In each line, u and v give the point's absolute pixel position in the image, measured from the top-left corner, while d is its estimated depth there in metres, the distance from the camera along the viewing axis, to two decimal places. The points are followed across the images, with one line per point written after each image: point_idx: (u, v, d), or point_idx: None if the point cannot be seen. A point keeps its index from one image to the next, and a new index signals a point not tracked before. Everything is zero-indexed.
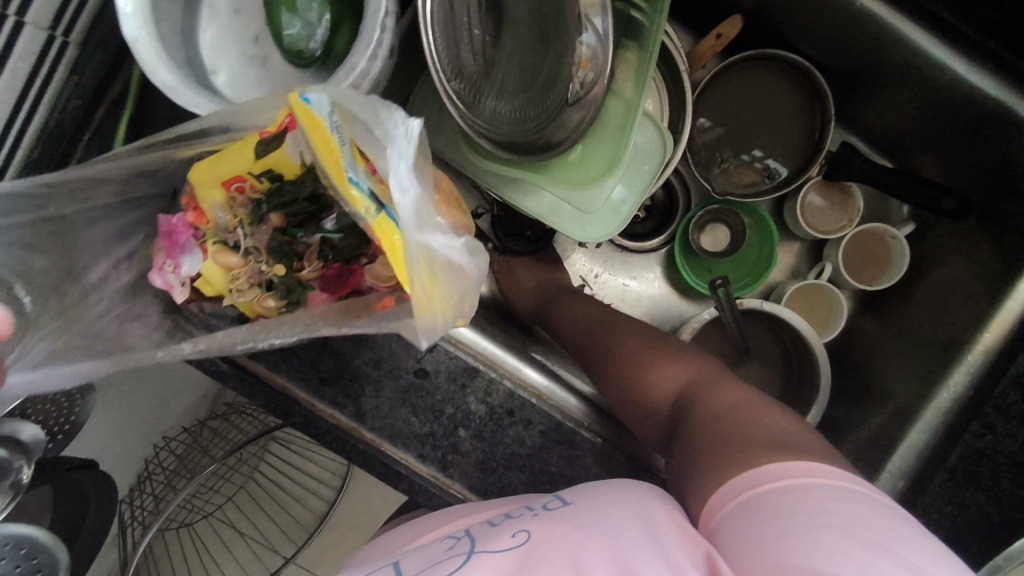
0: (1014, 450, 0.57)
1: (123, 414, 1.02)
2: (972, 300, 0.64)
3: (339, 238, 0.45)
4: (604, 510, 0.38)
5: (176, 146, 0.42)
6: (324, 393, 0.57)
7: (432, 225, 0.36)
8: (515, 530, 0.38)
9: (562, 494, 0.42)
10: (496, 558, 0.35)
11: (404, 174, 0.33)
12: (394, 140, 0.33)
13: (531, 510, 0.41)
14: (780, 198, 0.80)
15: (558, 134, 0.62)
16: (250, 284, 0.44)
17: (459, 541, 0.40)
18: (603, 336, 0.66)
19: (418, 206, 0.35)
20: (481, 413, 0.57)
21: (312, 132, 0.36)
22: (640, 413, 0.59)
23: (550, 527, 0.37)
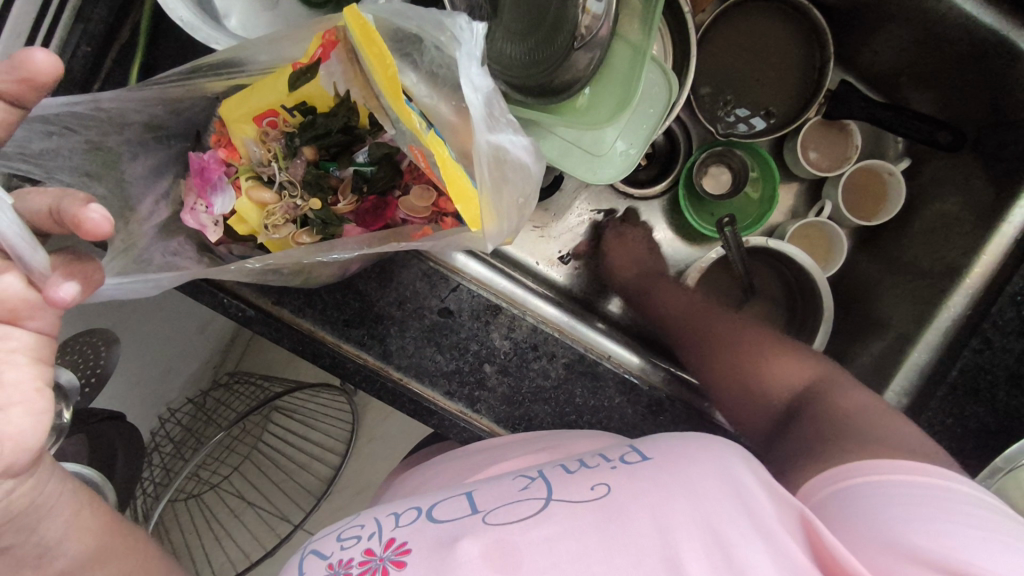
0: (1010, 363, 0.60)
1: (131, 381, 1.02)
2: (967, 228, 0.67)
3: (373, 171, 0.47)
4: (685, 467, 0.39)
5: (213, 76, 0.42)
6: (351, 334, 0.58)
7: (504, 123, 0.38)
8: (595, 481, 0.40)
9: (640, 446, 0.44)
10: (577, 508, 0.38)
11: (476, 72, 0.35)
12: (463, 40, 0.35)
13: (608, 462, 0.42)
14: (780, 140, 0.81)
15: (567, 76, 0.64)
16: (285, 220, 0.46)
17: (534, 480, 0.42)
18: (702, 333, 0.70)
19: (488, 102, 0.36)
20: (506, 349, 0.59)
21: (366, 50, 0.36)
22: (744, 395, 0.63)
23: (632, 484, 0.39)
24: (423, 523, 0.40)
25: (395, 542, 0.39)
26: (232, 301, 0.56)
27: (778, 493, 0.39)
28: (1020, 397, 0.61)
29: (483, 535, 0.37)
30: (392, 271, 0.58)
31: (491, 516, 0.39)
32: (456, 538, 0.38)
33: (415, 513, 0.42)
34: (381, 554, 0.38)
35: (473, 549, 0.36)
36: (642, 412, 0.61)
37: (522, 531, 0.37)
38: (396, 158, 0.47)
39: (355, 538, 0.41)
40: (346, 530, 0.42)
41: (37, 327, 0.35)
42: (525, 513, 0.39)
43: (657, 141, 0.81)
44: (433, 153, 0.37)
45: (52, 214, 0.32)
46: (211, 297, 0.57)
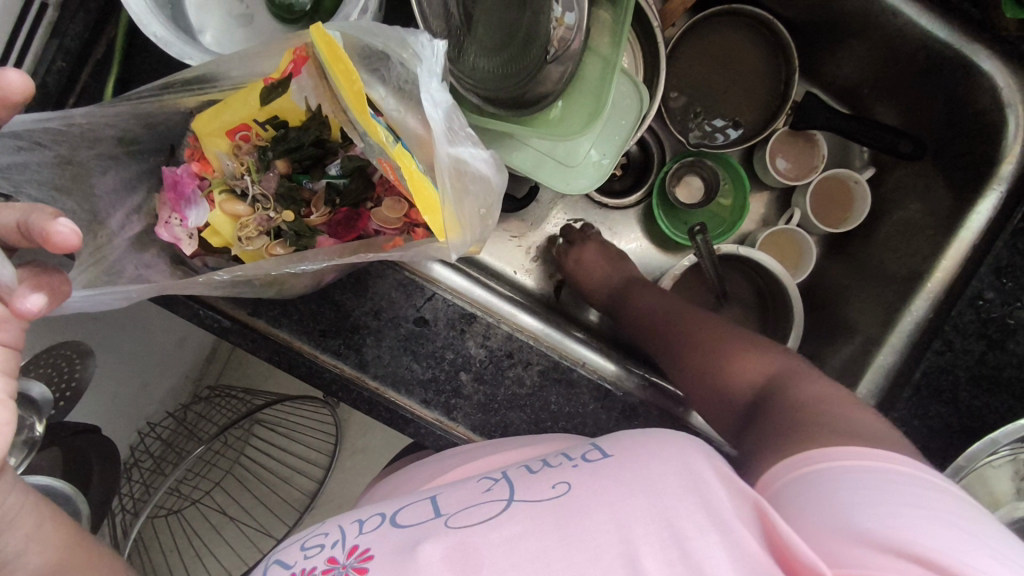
0: (970, 364, 0.63)
1: (109, 396, 1.01)
2: (929, 234, 0.69)
3: (346, 183, 0.48)
4: (646, 463, 0.39)
5: (186, 91, 0.43)
6: (327, 344, 0.58)
7: (463, 136, 0.40)
8: (555, 480, 0.40)
9: (602, 443, 0.44)
10: (535, 507, 0.38)
11: (435, 88, 0.37)
12: (422, 57, 0.37)
13: (569, 461, 0.43)
14: (750, 150, 0.83)
15: (542, 89, 0.65)
16: (258, 232, 0.47)
17: (498, 482, 0.43)
18: (666, 322, 0.68)
19: (448, 117, 0.38)
20: (481, 357, 0.60)
21: (334, 68, 0.37)
22: (713, 383, 0.60)
23: (593, 480, 0.39)
24: (387, 529, 0.41)
25: (359, 549, 0.40)
26: (208, 313, 0.57)
27: (735, 483, 0.39)
28: (981, 397, 0.63)
29: (445, 538, 0.38)
30: (366, 281, 0.59)
31: (453, 519, 0.40)
32: (417, 543, 0.38)
33: (380, 519, 0.42)
34: (344, 561, 0.39)
35: (434, 554, 0.37)
36: (616, 417, 0.62)
37: (483, 532, 0.38)
38: (368, 170, 0.48)
39: (319, 546, 0.41)
40: (310, 538, 0.42)
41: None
42: (486, 514, 0.39)
43: (631, 152, 0.83)
44: (399, 166, 0.38)
45: (20, 229, 0.33)
46: (187, 309, 0.57)
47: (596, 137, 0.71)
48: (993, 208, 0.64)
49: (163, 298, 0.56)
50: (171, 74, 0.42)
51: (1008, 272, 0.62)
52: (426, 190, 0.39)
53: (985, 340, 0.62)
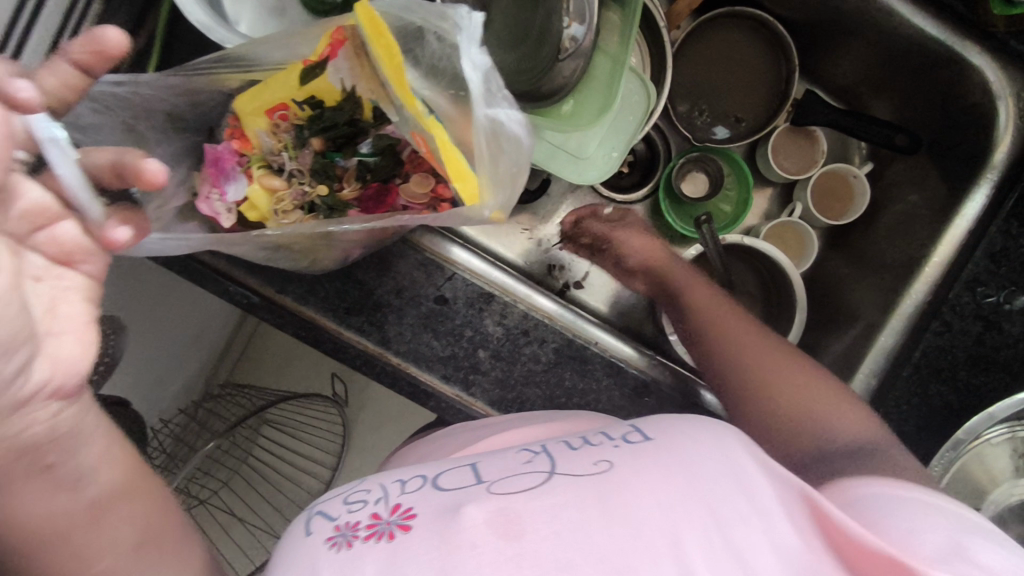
0: (968, 344, 0.65)
1: (127, 388, 1.03)
2: (926, 223, 0.72)
3: (375, 160, 0.51)
4: (685, 447, 0.41)
5: (232, 69, 0.47)
6: (351, 322, 0.61)
7: (501, 98, 0.40)
8: (596, 457, 0.42)
9: (640, 424, 0.46)
10: (577, 482, 0.40)
11: (474, 52, 0.38)
12: (462, 25, 0.39)
13: (610, 439, 0.44)
14: (752, 146, 0.87)
15: (556, 83, 0.69)
16: (293, 206, 0.51)
17: (538, 454, 0.44)
18: (733, 332, 0.65)
19: (487, 79, 0.39)
20: (499, 334, 0.63)
21: (376, 42, 0.41)
22: (777, 414, 0.58)
23: (634, 461, 0.40)
24: (428, 491, 0.42)
25: (401, 507, 0.41)
26: (239, 289, 0.60)
27: (776, 471, 0.41)
28: (978, 375, 0.65)
29: (488, 503, 0.39)
30: (389, 261, 0.62)
31: (495, 485, 0.41)
32: (460, 506, 0.39)
33: (421, 480, 0.44)
34: (387, 518, 0.40)
35: (477, 515, 0.38)
36: (627, 394, 0.64)
37: (524, 500, 0.39)
38: (397, 148, 0.51)
39: (361, 503, 0.43)
40: (352, 494, 0.44)
41: (89, 270, 0.35)
42: (528, 484, 0.41)
43: (638, 149, 0.86)
44: (433, 136, 0.42)
45: (112, 169, 0.35)
46: (219, 286, 0.60)
47: (608, 128, 0.74)
48: (987, 197, 0.68)
49: (198, 273, 0.59)
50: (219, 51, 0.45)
51: (1003, 256, 0.65)
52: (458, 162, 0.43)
53: (982, 322, 0.65)
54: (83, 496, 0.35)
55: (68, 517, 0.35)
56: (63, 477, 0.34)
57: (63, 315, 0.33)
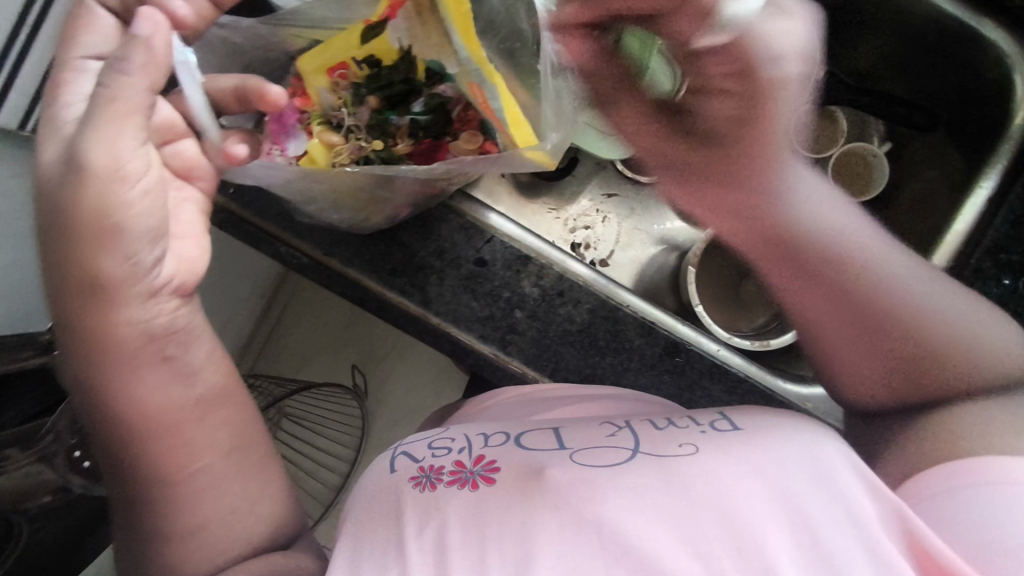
0: (988, 309, 0.68)
1: None
2: (946, 196, 0.76)
3: (428, 118, 0.54)
4: (771, 445, 0.46)
5: (301, 26, 0.52)
6: (395, 283, 0.64)
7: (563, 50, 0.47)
8: (681, 441, 0.47)
9: (730, 416, 0.51)
10: (661, 462, 0.45)
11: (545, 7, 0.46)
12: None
13: (697, 426, 0.50)
14: None
15: None
16: (350, 159, 0.53)
17: (621, 430, 0.50)
18: (804, 290, 0.54)
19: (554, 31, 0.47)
20: (535, 295, 0.65)
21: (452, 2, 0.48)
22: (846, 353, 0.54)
23: (723, 450, 0.45)
24: (511, 447, 0.50)
25: (484, 460, 0.49)
26: (289, 250, 0.63)
27: (874, 486, 0.43)
28: None
29: (570, 468, 0.45)
30: (432, 225, 0.65)
31: (578, 454, 0.47)
32: (544, 468, 0.46)
33: (503, 437, 0.52)
34: (472, 468, 0.48)
35: (560, 477, 0.44)
36: (659, 354, 0.66)
37: (606, 473, 0.45)
38: (449, 107, 0.54)
39: (445, 449, 0.51)
40: (437, 441, 0.53)
41: (203, 187, 0.45)
42: (611, 458, 0.46)
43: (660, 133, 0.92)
44: (495, 84, 0.49)
45: (235, 95, 0.46)
46: (270, 247, 0.63)
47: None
48: (1008, 160, 0.69)
49: (253, 234, 0.62)
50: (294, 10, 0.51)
51: None
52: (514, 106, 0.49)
53: (1004, 285, 0.68)
54: (193, 391, 0.43)
55: (179, 405, 0.42)
56: (179, 367, 0.42)
57: (183, 220, 0.43)
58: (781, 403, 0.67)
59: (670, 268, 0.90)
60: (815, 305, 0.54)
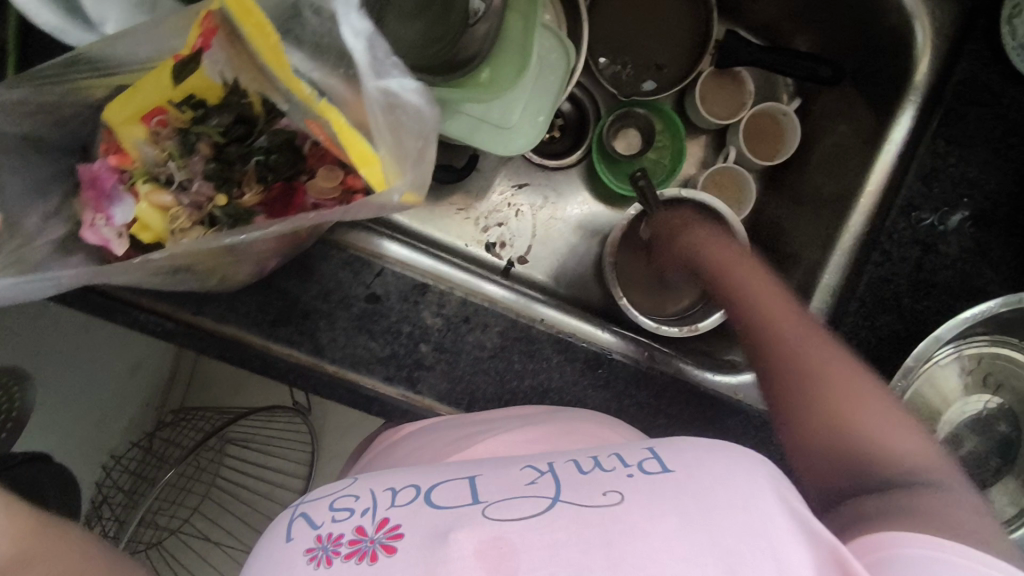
0: (908, 271, 0.66)
1: (64, 429, 0.98)
2: (858, 152, 0.70)
3: (273, 158, 0.48)
4: (716, 471, 0.39)
5: (91, 72, 0.43)
6: (279, 333, 0.57)
7: (390, 65, 0.36)
8: (606, 488, 0.39)
9: (658, 448, 0.43)
10: (581, 514, 0.37)
11: (353, 17, 0.34)
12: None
13: (624, 467, 0.41)
14: (680, 95, 0.85)
15: (469, 50, 0.68)
16: (192, 222, 0.47)
17: (543, 475, 0.41)
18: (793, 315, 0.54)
19: (371, 46, 0.35)
20: (438, 326, 0.60)
21: (246, 23, 0.39)
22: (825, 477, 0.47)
23: (652, 501, 0.37)
24: (420, 506, 0.39)
25: (388, 523, 0.38)
26: (150, 317, 0.55)
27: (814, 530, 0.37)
28: (920, 300, 0.66)
29: (480, 529, 0.36)
30: (312, 264, 0.58)
31: (491, 508, 0.38)
32: (448, 531, 0.37)
33: (413, 491, 0.41)
34: (371, 535, 0.38)
35: (467, 545, 0.35)
36: (580, 368, 0.62)
37: (523, 531, 0.36)
38: (295, 141, 0.49)
39: (347, 510, 0.40)
40: (338, 499, 0.42)
41: None
42: (527, 511, 0.37)
43: (565, 111, 0.86)
44: (328, 119, 0.41)
45: None
46: (126, 316, 0.55)
47: (535, 82, 0.71)
48: (915, 115, 0.66)
49: (102, 306, 0.54)
50: (73, 51, 0.41)
51: (933, 178, 0.65)
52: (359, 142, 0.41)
53: (919, 246, 0.66)
54: None
55: None
56: None
57: None
58: (709, 393, 0.66)
59: (591, 257, 0.86)
60: (790, 326, 0.53)
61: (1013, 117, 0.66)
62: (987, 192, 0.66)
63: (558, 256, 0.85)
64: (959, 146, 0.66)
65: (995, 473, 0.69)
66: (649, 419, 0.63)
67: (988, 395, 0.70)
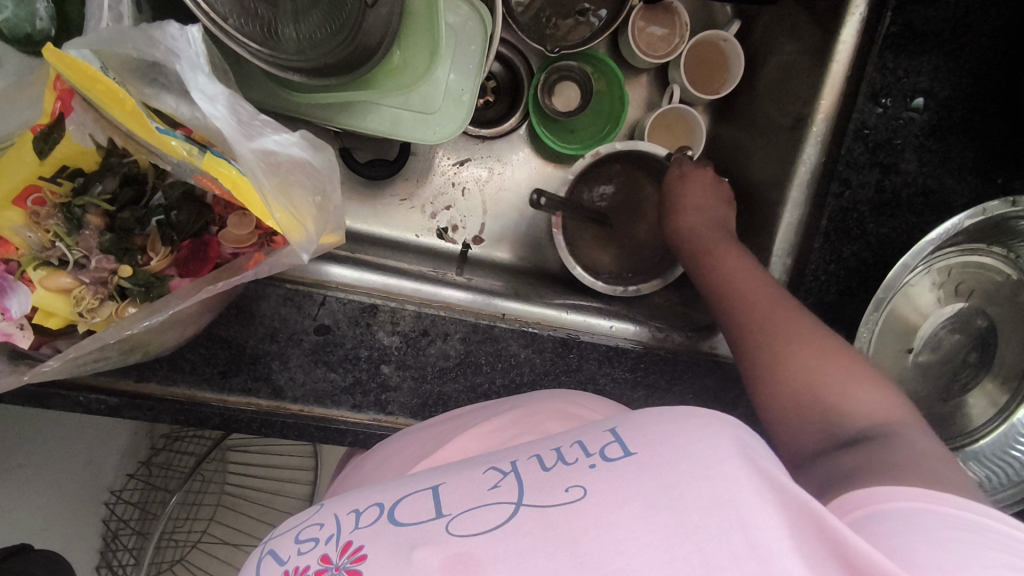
0: (870, 196, 0.63)
1: (69, 492, 0.92)
2: (803, 75, 0.66)
3: (175, 215, 0.45)
4: (667, 433, 0.34)
5: None
6: (233, 384, 0.55)
7: (259, 125, 0.40)
8: (569, 482, 0.34)
9: (620, 427, 0.37)
10: (548, 515, 0.32)
11: (205, 81, 0.37)
12: (178, 51, 0.37)
13: (587, 457, 0.35)
14: (611, 36, 0.79)
15: (371, 40, 0.59)
16: (98, 300, 0.43)
17: (506, 476, 0.36)
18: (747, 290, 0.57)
19: (234, 109, 0.39)
20: (397, 344, 0.57)
21: (91, 89, 0.36)
22: (807, 442, 0.47)
23: (614, 490, 0.32)
24: (384, 525, 0.35)
25: (352, 546, 0.35)
26: (88, 396, 0.52)
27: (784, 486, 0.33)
28: (885, 224, 0.63)
29: (445, 545, 0.32)
30: (249, 307, 0.54)
31: (455, 521, 0.34)
32: (413, 547, 0.33)
33: (378, 510, 0.37)
34: (337, 561, 0.34)
35: (431, 562, 0.32)
36: (550, 357, 0.60)
37: (487, 543, 0.32)
38: (196, 193, 0.46)
39: (313, 540, 0.37)
40: (306, 529, 0.38)
41: None
42: (491, 522, 0.33)
43: (495, 74, 0.80)
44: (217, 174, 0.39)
45: None
46: (63, 401, 0.52)
47: (451, 58, 0.66)
48: (857, 31, 0.62)
49: (33, 395, 0.51)
50: None
51: (884, 95, 0.62)
52: (254, 198, 0.39)
53: (878, 168, 0.63)
54: None
55: None
56: None
57: None
58: (684, 355, 0.65)
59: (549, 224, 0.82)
60: (761, 301, 0.55)
61: (962, 13, 0.62)
62: (942, 100, 0.62)
63: (514, 229, 0.81)
64: (908, 55, 0.62)
65: (974, 375, 0.70)
66: (629, 393, 0.62)
67: (962, 303, 0.69)
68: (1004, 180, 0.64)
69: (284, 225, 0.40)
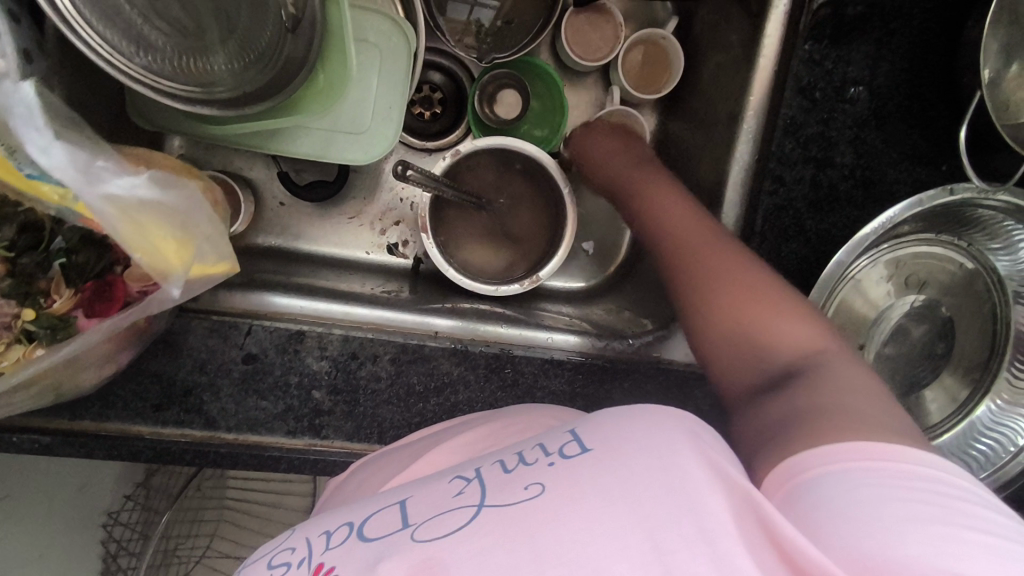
0: (806, 192, 0.61)
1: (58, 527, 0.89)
2: (736, 71, 0.64)
3: (76, 258, 0.46)
4: (623, 431, 0.33)
5: None
6: (165, 417, 0.55)
7: (103, 172, 0.41)
8: (528, 479, 0.32)
9: (580, 427, 0.35)
10: (503, 513, 0.30)
11: (36, 134, 0.39)
12: (12, 106, 0.39)
13: (546, 456, 0.34)
14: (549, 43, 0.78)
15: (294, 67, 0.59)
16: (4, 344, 0.44)
17: (470, 481, 0.34)
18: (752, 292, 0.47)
19: (73, 159, 0.40)
20: (326, 369, 0.58)
21: None
22: (734, 370, 0.47)
23: (572, 487, 0.30)
24: (355, 543, 0.33)
25: (324, 568, 0.32)
26: (20, 436, 0.53)
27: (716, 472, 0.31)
28: (823, 220, 0.62)
29: (409, 555, 0.30)
30: (175, 341, 0.56)
31: (421, 528, 0.32)
32: (378, 561, 0.31)
33: (347, 529, 0.34)
34: None
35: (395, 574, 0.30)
36: (483, 374, 0.60)
37: (452, 544, 0.30)
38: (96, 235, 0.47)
39: (285, 564, 0.34)
40: (278, 554, 0.36)
41: None
42: (449, 526, 0.31)
43: (437, 86, 0.80)
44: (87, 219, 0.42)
45: None
46: None
47: (379, 77, 0.66)
48: (782, 24, 0.60)
49: None
50: None
51: (813, 88, 0.60)
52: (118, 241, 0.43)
53: (813, 163, 0.61)
54: None
55: None
56: None
57: None
58: (621, 361, 0.64)
59: None
60: (705, 247, 0.52)
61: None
62: (875, 88, 0.60)
63: None
64: (837, 46, 0.60)
65: (934, 369, 0.67)
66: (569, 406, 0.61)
67: (914, 296, 0.67)
68: (949, 166, 0.62)
69: (151, 264, 0.43)
